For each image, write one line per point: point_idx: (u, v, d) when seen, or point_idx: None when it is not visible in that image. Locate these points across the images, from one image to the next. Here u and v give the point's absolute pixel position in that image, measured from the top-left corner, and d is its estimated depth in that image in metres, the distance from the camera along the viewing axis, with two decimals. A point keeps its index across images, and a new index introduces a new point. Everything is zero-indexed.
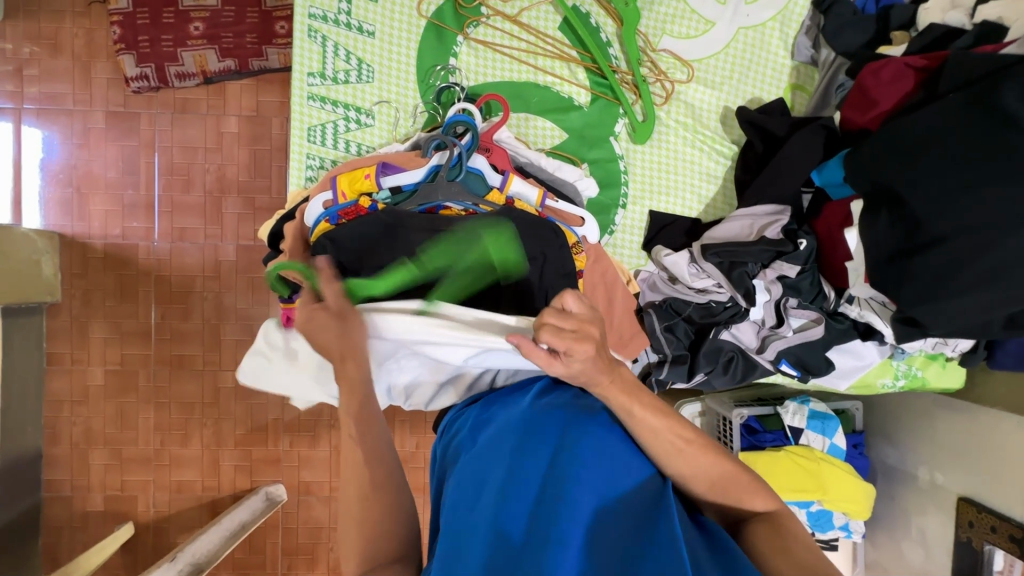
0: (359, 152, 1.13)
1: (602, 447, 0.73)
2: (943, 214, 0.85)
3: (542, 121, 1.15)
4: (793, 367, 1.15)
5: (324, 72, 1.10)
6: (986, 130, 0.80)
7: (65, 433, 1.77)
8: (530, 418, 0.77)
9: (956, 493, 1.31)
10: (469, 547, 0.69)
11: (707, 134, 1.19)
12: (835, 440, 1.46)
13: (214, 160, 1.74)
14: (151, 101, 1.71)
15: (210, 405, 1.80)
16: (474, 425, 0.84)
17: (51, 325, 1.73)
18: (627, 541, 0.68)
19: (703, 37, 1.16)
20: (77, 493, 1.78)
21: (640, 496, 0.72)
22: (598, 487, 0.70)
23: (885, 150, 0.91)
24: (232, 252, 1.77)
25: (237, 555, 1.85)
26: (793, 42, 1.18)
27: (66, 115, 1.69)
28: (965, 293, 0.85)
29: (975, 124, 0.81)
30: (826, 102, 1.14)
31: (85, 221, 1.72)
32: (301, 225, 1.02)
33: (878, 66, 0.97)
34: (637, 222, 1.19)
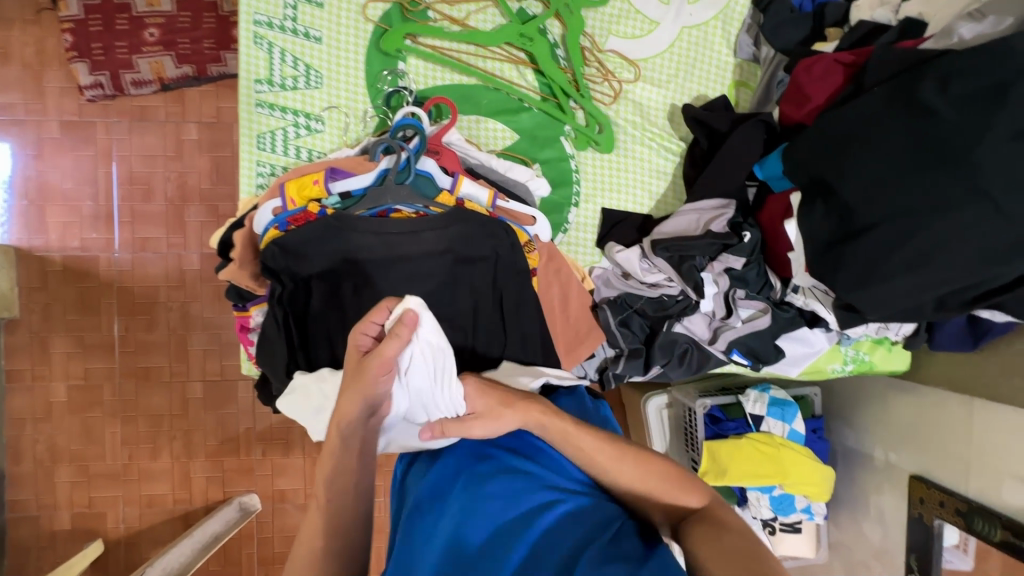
0: (310, 158, 1.13)
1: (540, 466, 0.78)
2: (871, 203, 0.88)
3: (492, 122, 1.16)
4: (745, 357, 1.18)
5: (272, 78, 1.09)
6: (907, 122, 0.84)
7: (28, 450, 1.73)
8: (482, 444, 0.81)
9: (909, 471, 1.36)
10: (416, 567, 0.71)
11: (656, 131, 1.21)
12: (795, 426, 1.49)
13: (175, 168, 1.72)
14: (106, 110, 1.68)
15: (179, 416, 1.78)
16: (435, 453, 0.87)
17: (9, 341, 1.69)
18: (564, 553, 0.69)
19: (648, 36, 1.19)
20: (43, 512, 1.74)
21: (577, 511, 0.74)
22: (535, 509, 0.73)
23: (817, 143, 0.95)
24: (196, 261, 1.75)
25: (211, 567, 1.82)
26: (735, 40, 1.21)
27: (17, 125, 1.65)
28: (895, 279, 0.89)
29: (895, 116, 0.85)
30: (768, 98, 1.17)
31: (42, 233, 1.68)
32: (251, 233, 1.02)
33: (811, 62, 1.01)
34: (590, 219, 1.21)
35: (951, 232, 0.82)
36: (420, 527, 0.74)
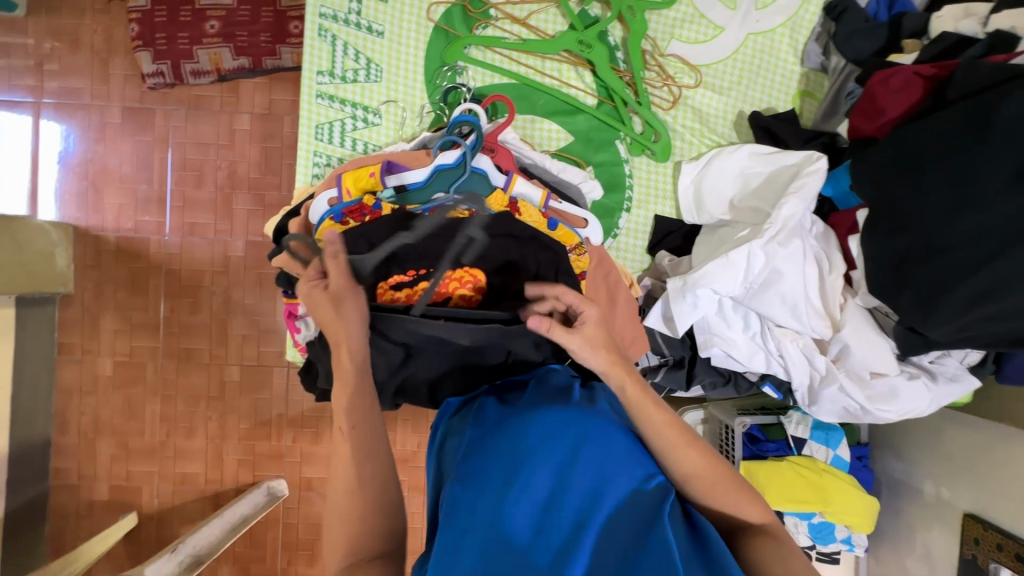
0: (365, 150, 1.14)
1: (603, 449, 0.70)
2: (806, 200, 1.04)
3: (548, 123, 1.15)
4: (775, 389, 1.16)
5: (333, 71, 1.11)
6: (997, 138, 0.79)
7: (73, 421, 1.79)
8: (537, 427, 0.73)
9: (963, 509, 1.29)
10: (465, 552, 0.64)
11: (716, 138, 1.17)
12: (839, 452, 1.43)
13: (226, 157, 1.76)
14: (166, 98, 1.73)
15: (215, 398, 1.82)
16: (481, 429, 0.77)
17: (63, 315, 1.77)
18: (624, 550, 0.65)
19: (712, 42, 1.16)
20: (83, 481, 1.80)
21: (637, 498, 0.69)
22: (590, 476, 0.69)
23: (891, 159, 0.92)
24: (241, 248, 1.79)
25: (237, 548, 1.86)
26: (803, 49, 1.17)
27: (83, 110, 1.72)
28: (970, 307, 0.84)
29: (980, 134, 0.81)
30: (836, 110, 1.12)
31: (99, 213, 1.75)
32: (307, 221, 1.02)
33: (888, 74, 0.96)
34: (641, 226, 1.19)
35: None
36: (476, 513, 0.67)
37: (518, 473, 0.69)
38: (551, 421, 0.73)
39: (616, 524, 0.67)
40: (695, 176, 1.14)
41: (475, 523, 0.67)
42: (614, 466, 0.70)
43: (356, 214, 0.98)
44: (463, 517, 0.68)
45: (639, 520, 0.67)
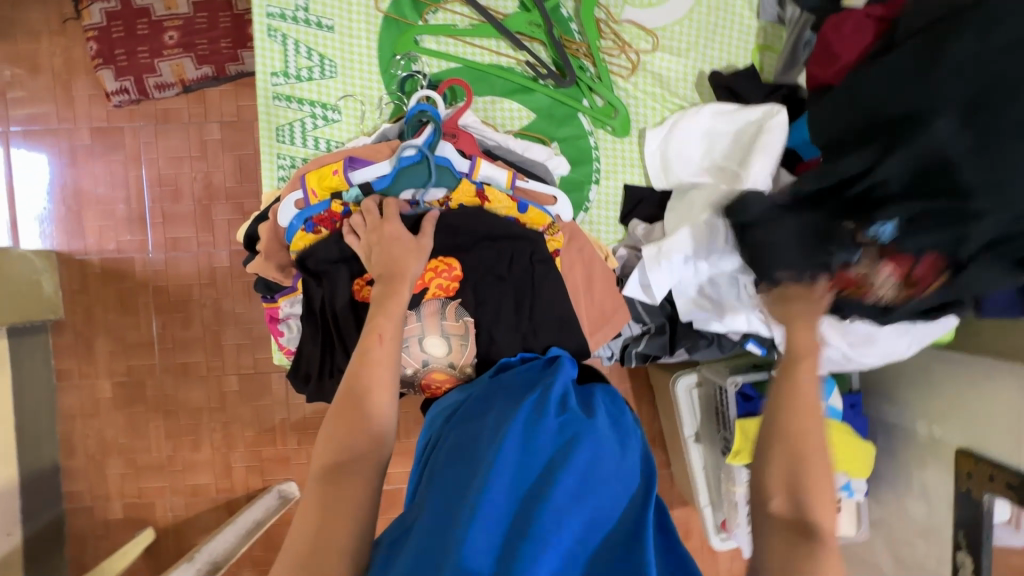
0: (328, 148, 1.13)
1: (591, 456, 0.73)
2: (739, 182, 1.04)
3: (508, 102, 1.14)
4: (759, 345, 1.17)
5: (288, 71, 1.10)
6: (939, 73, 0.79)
7: (80, 446, 1.81)
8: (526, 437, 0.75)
9: (956, 446, 1.30)
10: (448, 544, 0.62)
11: (679, 102, 1.16)
12: (832, 402, 1.44)
13: (200, 168, 1.75)
14: (133, 115, 1.72)
15: (217, 409, 1.84)
16: (463, 435, 0.81)
17: (57, 342, 1.78)
18: (605, 553, 0.65)
19: (665, 4, 1.15)
20: (97, 502, 1.83)
21: (621, 507, 0.70)
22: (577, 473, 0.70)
23: (848, 104, 0.91)
24: (225, 258, 1.79)
25: (256, 552, 1.89)
26: (758, 3, 1.15)
27: (51, 135, 1.71)
28: (935, 246, 0.82)
29: (924, 70, 0.81)
30: (795, 61, 1.11)
31: (80, 237, 1.75)
32: (275, 226, 1.03)
33: (840, 20, 0.96)
34: (611, 197, 1.18)
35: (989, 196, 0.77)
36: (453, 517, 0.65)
37: (503, 468, 0.69)
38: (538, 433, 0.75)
39: (597, 532, 0.66)
40: (661, 141, 1.14)
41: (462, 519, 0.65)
42: (601, 470, 0.72)
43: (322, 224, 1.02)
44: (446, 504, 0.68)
45: (622, 530, 0.67)
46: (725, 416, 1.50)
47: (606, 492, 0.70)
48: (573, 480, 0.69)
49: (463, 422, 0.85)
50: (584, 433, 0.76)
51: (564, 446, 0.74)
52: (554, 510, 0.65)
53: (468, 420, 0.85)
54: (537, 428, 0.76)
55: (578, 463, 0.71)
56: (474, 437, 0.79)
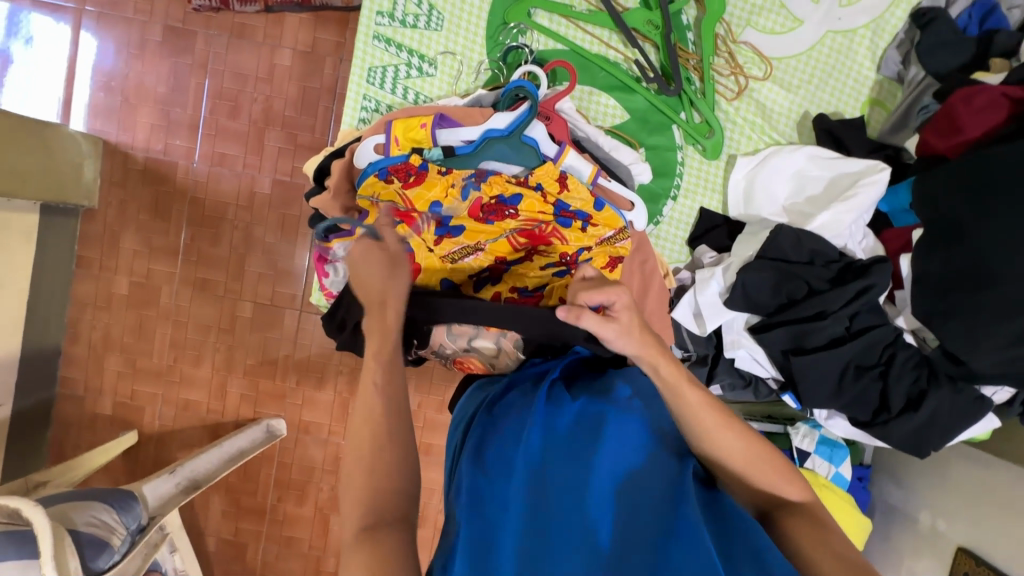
0: (415, 101, 1.11)
1: (621, 437, 0.71)
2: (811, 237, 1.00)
3: (606, 97, 1.11)
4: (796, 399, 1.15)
5: (394, 13, 1.07)
6: None
7: (84, 335, 1.81)
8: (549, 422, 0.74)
9: (956, 543, 1.27)
10: (494, 547, 0.65)
11: (777, 137, 1.13)
12: (841, 470, 1.42)
13: (264, 90, 1.73)
14: (209, 22, 1.70)
15: (226, 331, 1.83)
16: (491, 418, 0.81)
17: (85, 229, 1.77)
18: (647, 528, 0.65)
19: (788, 34, 1.10)
20: (89, 394, 1.83)
21: (657, 477, 0.69)
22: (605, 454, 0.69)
23: (957, 185, 0.88)
24: (267, 186, 1.77)
25: (231, 479, 1.89)
26: (881, 55, 1.11)
27: (125, 23, 1.68)
28: (1014, 344, 0.84)
29: None
30: (905, 124, 1.07)
31: (130, 131, 1.73)
32: (349, 164, 1.00)
33: (970, 93, 0.91)
34: (685, 216, 1.15)
35: None
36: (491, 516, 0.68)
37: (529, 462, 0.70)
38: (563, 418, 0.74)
39: (636, 509, 0.66)
40: (749, 172, 1.10)
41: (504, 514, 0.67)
42: (631, 445, 0.71)
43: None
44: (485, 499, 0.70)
45: (664, 506, 0.66)
46: None
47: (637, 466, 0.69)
48: (605, 461, 0.68)
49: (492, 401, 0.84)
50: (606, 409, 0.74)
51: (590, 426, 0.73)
52: (588, 500, 0.66)
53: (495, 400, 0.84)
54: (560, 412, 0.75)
55: (606, 443, 0.70)
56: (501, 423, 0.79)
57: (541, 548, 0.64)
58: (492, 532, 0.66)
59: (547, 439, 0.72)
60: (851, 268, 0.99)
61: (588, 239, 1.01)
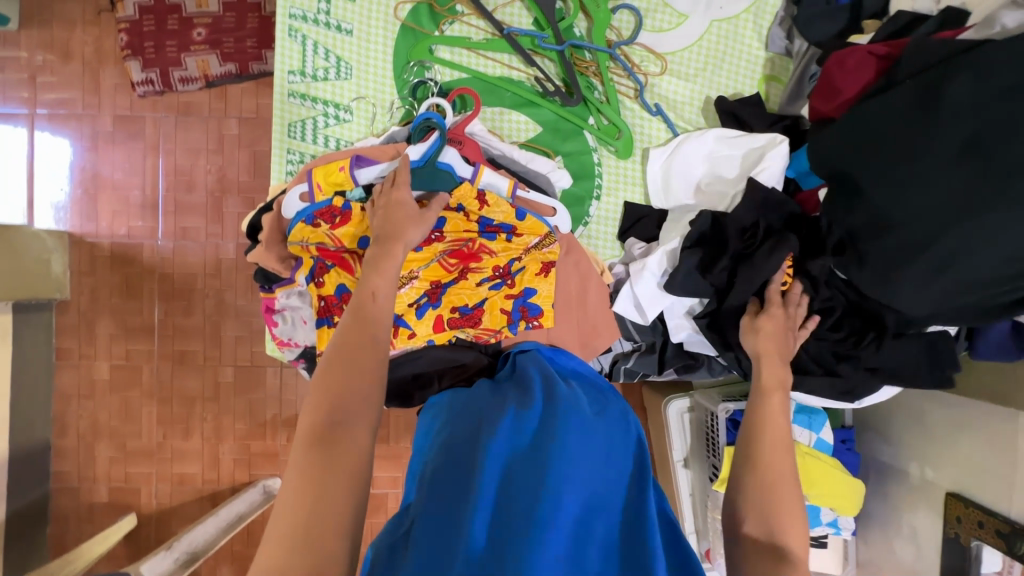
0: (338, 147, 1.16)
1: (584, 446, 0.73)
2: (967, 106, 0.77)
3: (516, 115, 1.17)
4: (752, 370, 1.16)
5: (305, 70, 1.13)
6: (925, 120, 0.83)
7: (72, 426, 1.82)
8: (513, 429, 0.76)
9: (945, 489, 1.28)
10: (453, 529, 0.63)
11: (685, 125, 1.18)
12: (822, 435, 1.43)
13: (216, 161, 1.79)
14: (156, 106, 1.77)
15: (211, 400, 1.85)
16: (455, 434, 0.82)
17: (60, 321, 1.80)
18: (597, 527, 0.65)
19: (676, 29, 1.17)
20: (83, 484, 1.83)
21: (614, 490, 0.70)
22: (571, 456, 0.70)
23: (845, 140, 0.93)
24: (232, 251, 1.83)
25: (236, 547, 1.88)
26: (767, 34, 1.18)
27: (75, 119, 1.76)
28: (924, 281, 0.86)
29: (915, 115, 0.84)
30: (800, 93, 1.13)
31: (92, 220, 1.79)
32: (278, 217, 1.06)
33: (843, 55, 0.97)
34: (611, 213, 1.19)
35: (973, 241, 0.80)
36: (448, 511, 0.67)
37: (497, 462, 0.70)
38: (526, 424, 0.77)
39: (593, 509, 0.66)
40: (664, 162, 1.15)
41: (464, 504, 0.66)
42: (595, 455, 0.73)
43: (324, 269, 1.04)
44: (444, 513, 0.67)
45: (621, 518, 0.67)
46: (714, 444, 1.43)
47: (598, 475, 0.70)
48: (568, 463, 0.69)
49: (461, 417, 0.86)
50: (572, 420, 0.77)
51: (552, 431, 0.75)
52: (555, 491, 0.65)
53: (464, 417, 0.86)
54: (528, 419, 0.78)
55: (572, 449, 0.71)
56: (457, 445, 0.78)
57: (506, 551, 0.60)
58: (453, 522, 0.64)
59: (512, 439, 0.74)
60: (767, 203, 1.03)
61: (516, 249, 1.06)
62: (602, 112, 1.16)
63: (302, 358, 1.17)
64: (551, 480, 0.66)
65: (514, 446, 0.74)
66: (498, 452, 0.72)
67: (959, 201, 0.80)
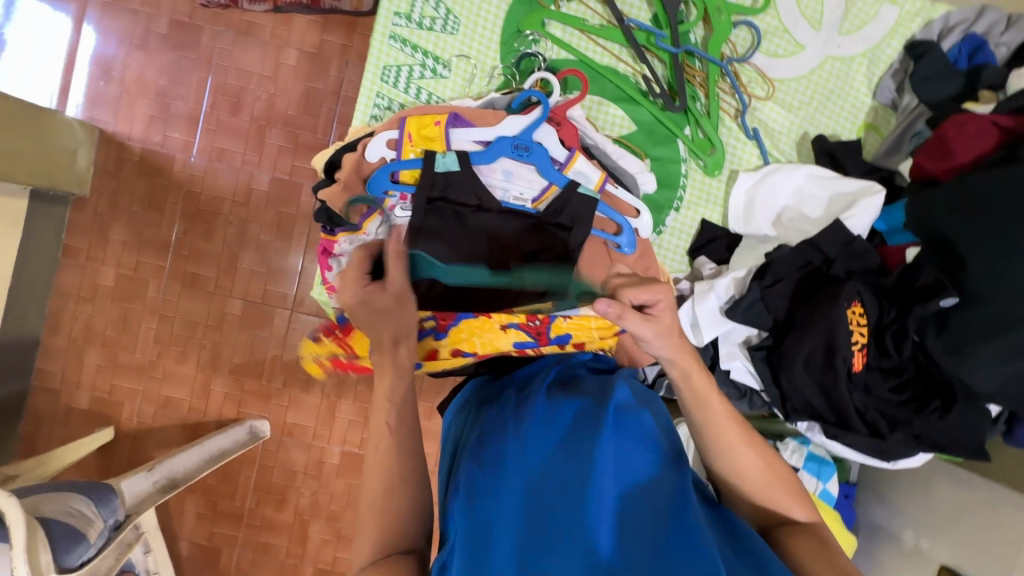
0: (427, 101, 1.12)
1: (621, 439, 0.69)
2: None
3: (614, 108, 1.14)
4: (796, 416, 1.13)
5: (411, 15, 1.09)
6: None
7: (64, 326, 1.76)
8: (547, 422, 0.73)
9: (940, 562, 1.27)
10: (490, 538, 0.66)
11: (778, 155, 1.17)
12: (828, 486, 1.42)
13: (267, 88, 1.73)
14: (216, 18, 1.70)
15: (213, 329, 1.79)
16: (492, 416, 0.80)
17: (74, 217, 1.73)
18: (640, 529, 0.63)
19: (791, 58, 1.15)
20: (65, 388, 1.77)
21: (656, 486, 0.67)
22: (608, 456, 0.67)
23: (950, 204, 0.92)
24: (265, 183, 1.76)
25: (209, 482, 1.83)
26: (877, 82, 1.17)
27: (131, 13, 1.68)
28: (1005, 359, 0.86)
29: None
30: (899, 147, 1.12)
31: (128, 121, 1.71)
32: (361, 158, 1.01)
33: (964, 119, 0.96)
34: (687, 227, 1.18)
35: None
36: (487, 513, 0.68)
37: (529, 464, 0.69)
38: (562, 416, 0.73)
39: (636, 509, 0.65)
40: (750, 187, 1.14)
41: (499, 510, 0.67)
42: (634, 447, 0.69)
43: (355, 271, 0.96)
44: (485, 504, 0.69)
45: (661, 502, 0.66)
46: None
47: (636, 471, 0.68)
48: (605, 464, 0.66)
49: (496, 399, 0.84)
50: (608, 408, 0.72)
51: (586, 425, 0.71)
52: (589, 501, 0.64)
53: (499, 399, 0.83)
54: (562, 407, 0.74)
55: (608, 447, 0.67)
56: (492, 432, 0.76)
57: (539, 548, 0.63)
58: (489, 530, 0.66)
59: (545, 435, 0.72)
60: (850, 249, 1.01)
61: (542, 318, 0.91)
62: (700, 125, 1.14)
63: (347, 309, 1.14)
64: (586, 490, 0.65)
65: (548, 443, 0.71)
66: (530, 451, 0.70)
67: None
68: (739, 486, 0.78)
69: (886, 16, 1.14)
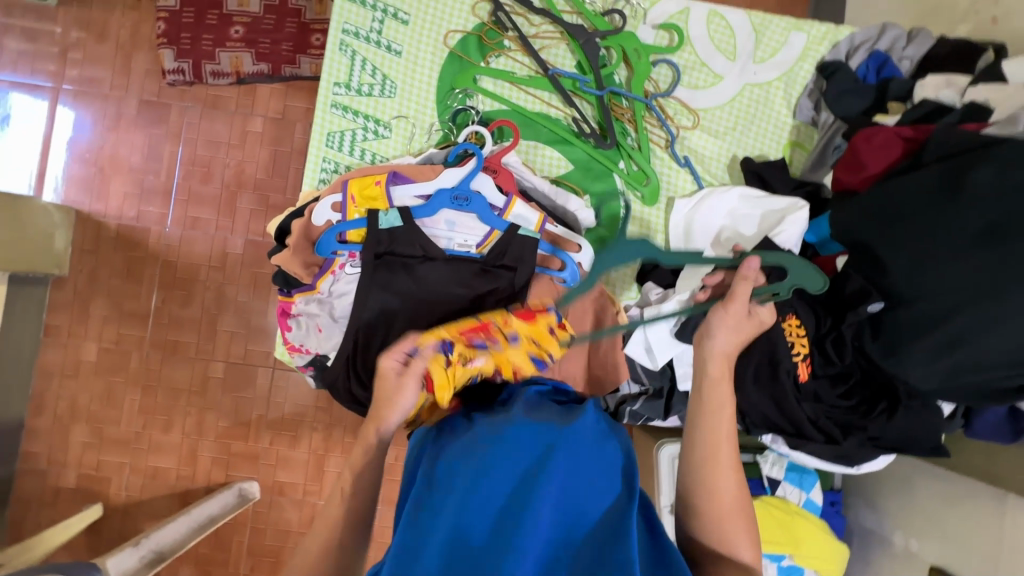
0: (372, 161, 1.18)
1: (570, 468, 0.68)
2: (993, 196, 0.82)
3: (549, 150, 1.20)
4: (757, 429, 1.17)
5: (350, 84, 1.16)
6: (947, 204, 0.87)
7: (49, 406, 1.77)
8: (499, 444, 0.71)
9: (929, 563, 1.27)
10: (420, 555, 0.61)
11: (710, 179, 1.23)
12: (811, 496, 1.43)
13: (235, 156, 1.80)
14: (183, 95, 1.78)
15: (197, 394, 1.81)
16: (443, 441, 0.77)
17: (54, 297, 1.76)
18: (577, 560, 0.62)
19: (711, 88, 1.23)
20: (52, 467, 1.77)
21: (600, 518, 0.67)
22: (555, 483, 0.66)
23: (868, 212, 0.96)
24: (239, 247, 1.81)
25: (201, 550, 1.80)
26: (796, 102, 1.24)
27: (100, 98, 1.76)
28: (937, 356, 0.88)
29: (937, 198, 0.88)
30: (822, 162, 1.18)
31: (103, 200, 1.77)
32: (308, 223, 1.05)
33: (871, 132, 1.02)
34: (632, 255, 1.24)
35: (984, 324, 0.84)
36: (419, 532, 0.64)
37: (476, 483, 0.67)
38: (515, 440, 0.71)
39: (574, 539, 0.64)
40: (687, 213, 1.18)
41: (434, 528, 0.63)
42: (583, 479, 0.68)
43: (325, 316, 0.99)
44: (420, 522, 0.66)
45: (603, 535, 0.65)
46: None
47: (581, 501, 0.67)
48: (552, 492, 0.65)
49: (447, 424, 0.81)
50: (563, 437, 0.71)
51: (540, 453, 0.69)
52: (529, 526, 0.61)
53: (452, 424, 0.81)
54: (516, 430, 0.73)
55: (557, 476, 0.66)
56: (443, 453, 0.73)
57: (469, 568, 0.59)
58: (420, 547, 0.62)
59: (495, 459, 0.69)
60: None
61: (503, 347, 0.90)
62: (633, 158, 1.19)
63: (311, 366, 1.15)
64: (528, 513, 0.63)
65: (497, 465, 0.69)
66: (477, 472, 0.68)
67: (976, 284, 0.84)
68: (691, 509, 0.79)
69: (795, 42, 1.22)
